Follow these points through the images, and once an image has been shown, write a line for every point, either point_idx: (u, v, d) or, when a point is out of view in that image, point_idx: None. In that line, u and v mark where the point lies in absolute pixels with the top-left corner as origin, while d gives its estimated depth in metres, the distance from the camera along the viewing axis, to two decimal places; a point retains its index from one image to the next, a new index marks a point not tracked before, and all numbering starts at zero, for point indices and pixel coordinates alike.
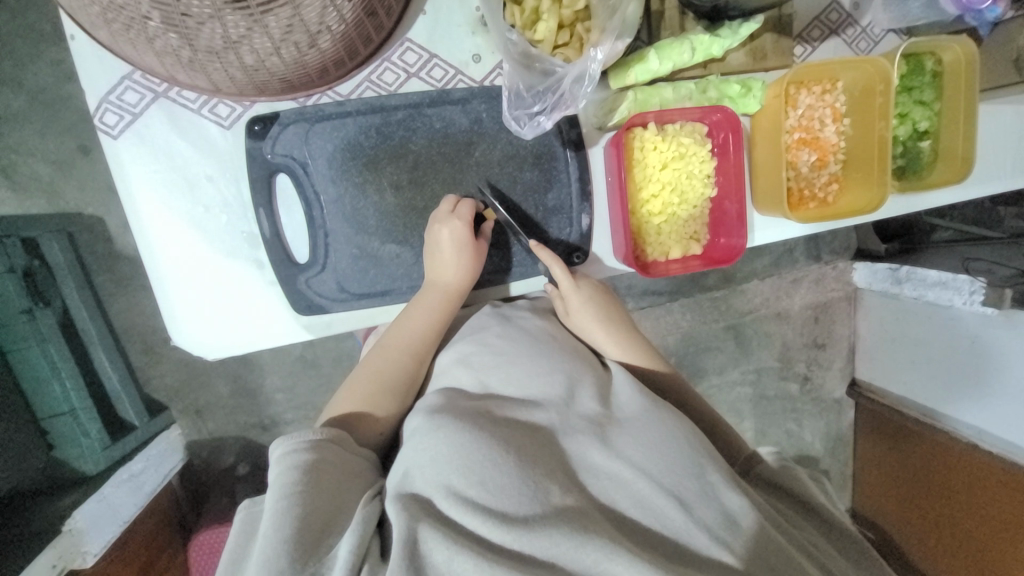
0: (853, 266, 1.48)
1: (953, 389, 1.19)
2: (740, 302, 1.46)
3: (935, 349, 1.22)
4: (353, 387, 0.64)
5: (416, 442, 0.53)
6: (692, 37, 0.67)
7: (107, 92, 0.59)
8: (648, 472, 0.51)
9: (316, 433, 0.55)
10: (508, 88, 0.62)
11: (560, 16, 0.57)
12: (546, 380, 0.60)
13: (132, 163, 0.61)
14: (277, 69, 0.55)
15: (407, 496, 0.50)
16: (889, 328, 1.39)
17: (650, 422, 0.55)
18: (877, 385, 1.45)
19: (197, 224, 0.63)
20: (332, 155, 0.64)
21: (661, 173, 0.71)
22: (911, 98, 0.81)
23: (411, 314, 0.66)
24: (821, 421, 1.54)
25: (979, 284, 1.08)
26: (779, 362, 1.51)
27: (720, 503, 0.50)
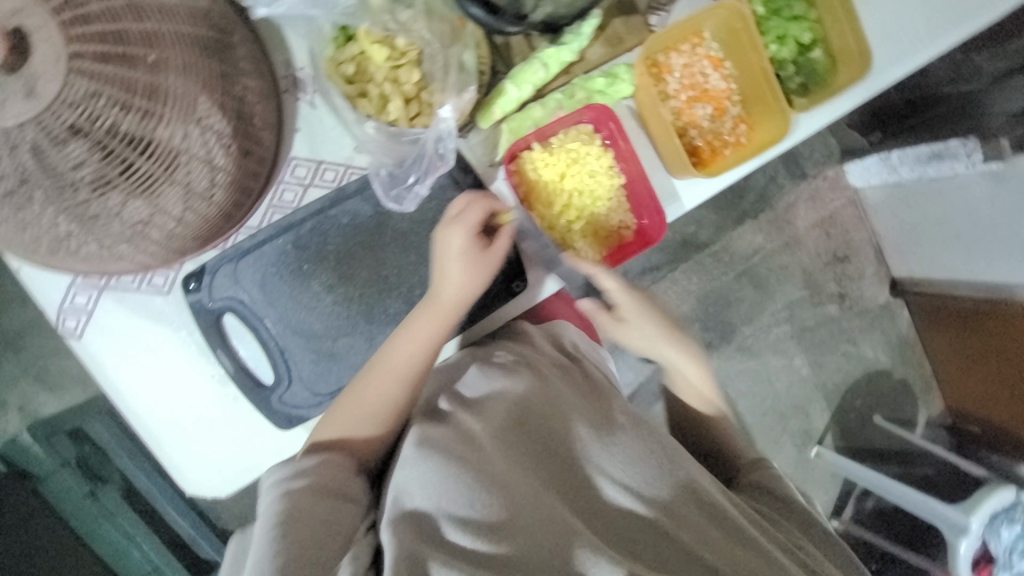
0: (845, 168, 1.43)
1: (992, 255, 1.10)
2: (741, 246, 1.44)
3: (961, 223, 1.13)
4: (343, 407, 0.66)
5: (405, 474, 0.57)
6: (540, 55, 0.70)
7: (61, 302, 0.68)
8: (636, 488, 0.58)
9: (302, 462, 0.60)
10: (376, 170, 0.65)
11: (403, 93, 0.62)
12: (548, 397, 0.63)
13: (102, 352, 0.69)
14: (190, 230, 0.64)
15: (398, 520, 0.54)
16: (905, 217, 1.32)
17: (639, 438, 0.61)
18: (919, 278, 1.40)
19: (172, 381, 0.70)
20: (264, 281, 0.70)
21: (562, 183, 0.74)
22: (784, 17, 0.80)
23: (411, 333, 0.67)
24: (877, 332, 1.52)
25: (971, 143, 1.03)
26: (806, 289, 1.48)
27: (697, 492, 0.58)
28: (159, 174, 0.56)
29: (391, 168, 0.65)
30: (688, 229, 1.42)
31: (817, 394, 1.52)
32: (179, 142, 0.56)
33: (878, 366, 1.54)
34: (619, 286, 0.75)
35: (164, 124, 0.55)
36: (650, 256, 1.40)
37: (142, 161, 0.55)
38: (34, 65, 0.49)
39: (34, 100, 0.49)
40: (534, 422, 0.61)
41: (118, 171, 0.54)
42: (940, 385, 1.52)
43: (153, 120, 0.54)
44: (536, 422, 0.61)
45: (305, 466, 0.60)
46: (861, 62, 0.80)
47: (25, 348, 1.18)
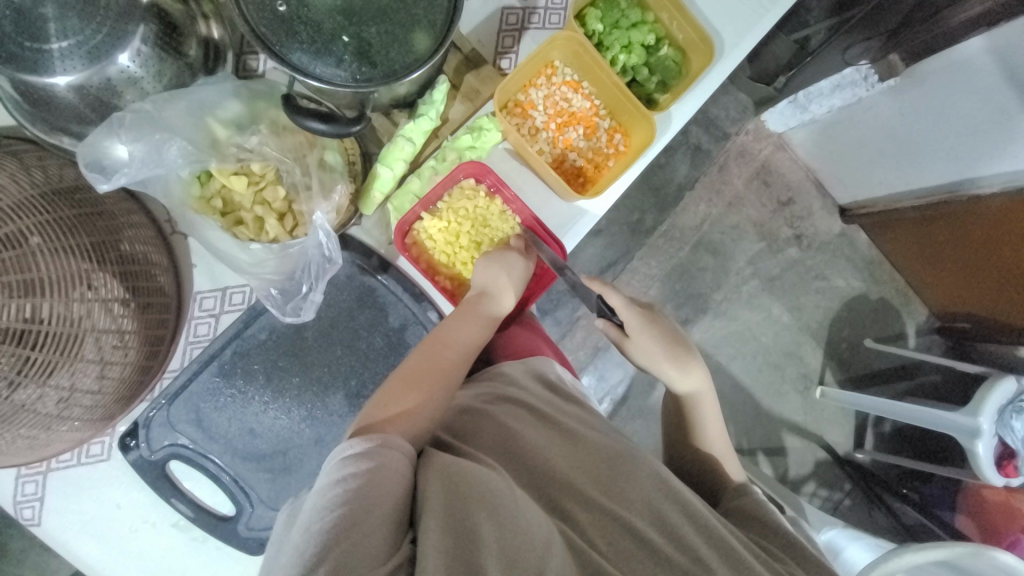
0: (762, 118, 1.45)
1: (920, 159, 1.16)
2: (687, 219, 1.46)
3: (880, 141, 1.21)
4: (394, 387, 0.60)
5: (447, 473, 0.51)
6: (402, 131, 0.72)
7: (11, 497, 0.68)
8: (632, 510, 0.54)
9: (376, 438, 0.52)
10: (266, 293, 0.67)
11: (275, 211, 0.65)
12: (542, 427, 0.63)
13: (62, 532, 0.69)
14: (112, 391, 0.65)
15: (444, 527, 0.45)
16: (829, 148, 1.37)
17: (634, 460, 0.60)
18: (863, 199, 1.43)
19: (139, 540, 0.70)
20: (200, 417, 0.71)
21: (459, 242, 0.77)
22: (623, 28, 0.83)
23: (455, 334, 0.68)
24: (842, 261, 1.53)
25: (865, 66, 1.11)
26: (763, 241, 1.50)
27: (684, 502, 0.56)
28: (63, 358, 0.57)
29: (284, 284, 0.67)
30: (632, 217, 1.44)
31: (803, 335, 1.51)
32: (83, 318, 0.57)
33: (854, 294, 1.53)
34: (625, 304, 0.77)
35: (61, 303, 0.55)
36: (603, 249, 1.41)
37: (40, 352, 0.54)
38: None
39: None
40: (538, 453, 0.59)
41: (17, 370, 0.53)
42: (919, 292, 1.52)
43: (41, 303, 0.54)
44: (537, 450, 0.59)
45: (373, 443, 0.52)
46: (707, 46, 0.84)
47: None
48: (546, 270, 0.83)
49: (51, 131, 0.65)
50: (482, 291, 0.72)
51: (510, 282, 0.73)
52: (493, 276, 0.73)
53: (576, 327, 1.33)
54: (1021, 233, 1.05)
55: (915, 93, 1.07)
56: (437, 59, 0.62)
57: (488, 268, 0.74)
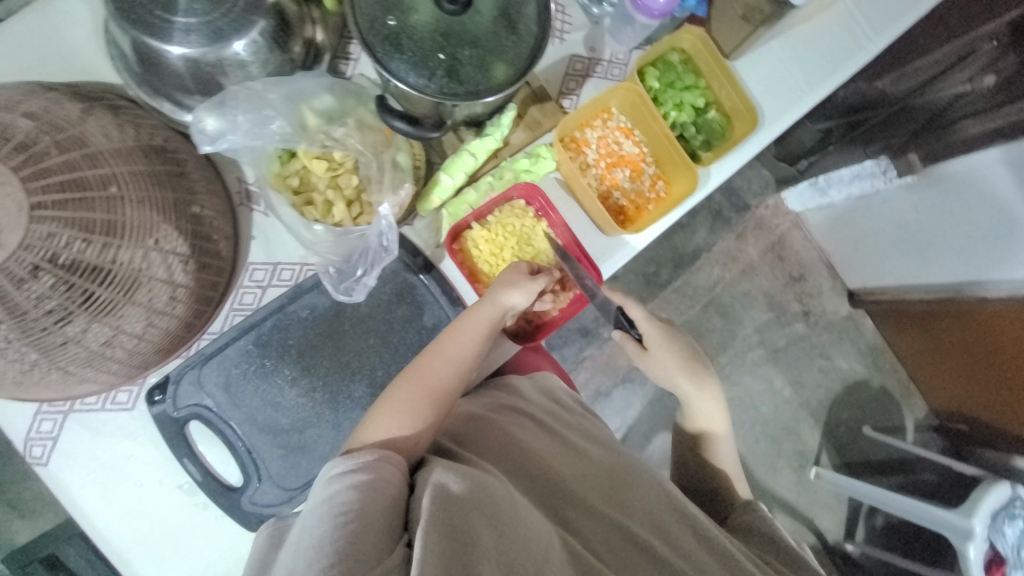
0: (783, 196, 1.51)
1: (925, 257, 1.21)
2: (703, 279, 1.50)
3: (891, 232, 1.27)
4: (394, 398, 0.63)
5: (444, 477, 0.52)
6: (467, 147, 0.78)
7: (27, 432, 0.68)
8: (641, 522, 0.57)
9: (367, 454, 0.54)
10: (326, 271, 0.72)
11: (345, 197, 0.69)
12: (545, 437, 0.65)
13: (66, 477, 0.69)
14: (152, 344, 0.67)
15: (434, 524, 0.44)
16: (843, 234, 1.44)
17: (640, 473, 0.64)
18: (872, 286, 1.47)
19: (141, 497, 0.70)
20: (229, 383, 0.73)
21: (502, 255, 0.81)
22: (677, 88, 0.92)
23: (456, 338, 0.70)
24: (846, 344, 1.56)
25: (884, 161, 1.21)
26: (772, 312, 1.54)
27: (694, 523, 0.59)
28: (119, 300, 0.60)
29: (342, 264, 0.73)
30: (648, 269, 1.49)
31: (803, 412, 1.52)
32: (142, 267, 0.61)
33: (855, 378, 1.56)
34: (645, 318, 0.80)
35: (126, 250, 0.59)
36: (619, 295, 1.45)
37: (99, 289, 0.58)
38: None
39: None
40: (538, 465, 0.60)
41: (77, 302, 0.57)
42: (919, 387, 1.55)
43: (108, 246, 0.58)
44: (538, 463, 0.60)
45: (365, 459, 0.53)
46: (751, 116, 0.92)
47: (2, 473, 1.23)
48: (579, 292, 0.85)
49: (155, 95, 0.71)
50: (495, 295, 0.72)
51: (524, 290, 0.74)
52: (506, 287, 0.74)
53: (581, 367, 1.35)
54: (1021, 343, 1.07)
55: (930, 194, 1.14)
56: (514, 87, 0.69)
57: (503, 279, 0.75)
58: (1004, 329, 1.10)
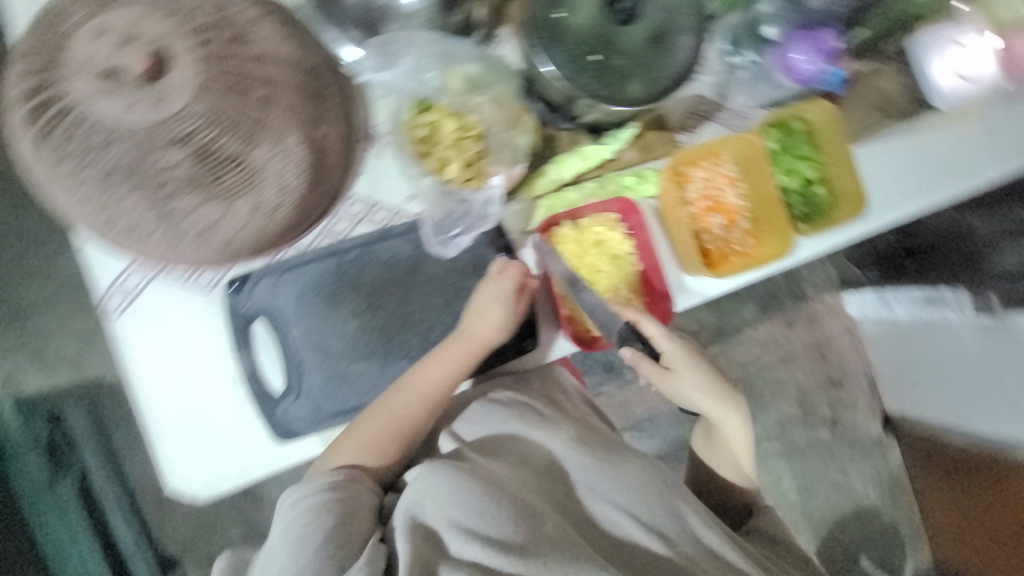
0: (843, 297, 1.53)
1: (982, 403, 1.10)
2: (740, 353, 1.50)
3: (947, 364, 1.18)
4: (349, 432, 0.75)
5: (419, 485, 0.71)
6: (580, 149, 0.81)
7: (109, 283, 0.71)
8: (627, 505, 0.76)
9: (336, 476, 0.71)
10: (429, 219, 0.76)
11: (462, 159, 0.72)
12: (541, 444, 0.81)
13: (130, 333, 0.72)
14: (247, 239, 0.70)
15: (414, 523, 0.68)
16: (897, 355, 1.38)
17: (631, 466, 0.80)
18: (910, 417, 1.40)
19: (189, 375, 0.73)
20: (300, 296, 0.76)
21: (585, 258, 0.84)
22: (793, 155, 0.92)
23: (398, 395, 0.76)
24: (866, 467, 1.49)
25: (965, 293, 1.12)
26: (800, 410, 1.51)
27: (684, 519, 0.77)
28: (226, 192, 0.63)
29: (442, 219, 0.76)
30: (690, 326, 1.48)
31: (803, 522, 1.49)
32: (256, 170, 0.64)
33: (865, 504, 1.50)
34: (660, 333, 0.86)
35: (244, 149, 0.63)
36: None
37: (213, 176, 0.63)
38: (169, 81, 0.60)
39: (158, 109, 0.59)
40: (513, 469, 0.76)
41: (195, 177, 0.62)
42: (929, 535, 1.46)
43: (229, 142, 0.62)
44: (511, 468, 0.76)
45: (335, 482, 0.71)
46: (858, 203, 0.91)
47: (69, 326, 1.39)
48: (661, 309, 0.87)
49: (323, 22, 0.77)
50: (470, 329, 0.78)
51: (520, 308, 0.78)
52: (472, 315, 0.77)
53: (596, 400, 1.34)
54: None
55: (1004, 341, 1.03)
56: (647, 105, 0.70)
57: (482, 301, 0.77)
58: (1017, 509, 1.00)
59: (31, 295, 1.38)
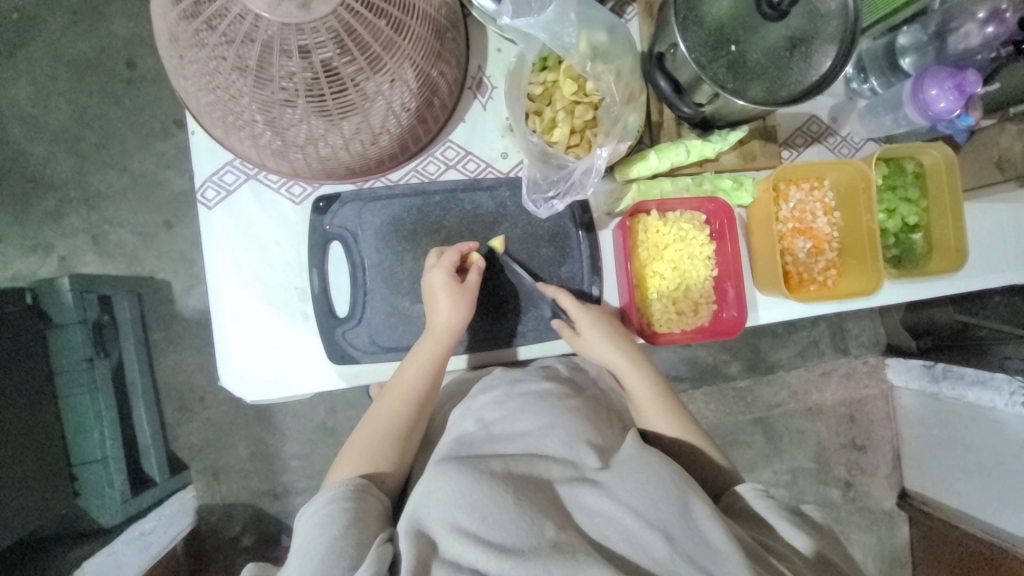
0: (886, 361, 1.45)
1: (1011, 499, 1.11)
2: (767, 395, 1.44)
3: (980, 455, 1.17)
4: (352, 446, 0.67)
5: (423, 483, 0.54)
6: (686, 141, 0.78)
7: (211, 175, 0.76)
8: (635, 509, 0.50)
9: (340, 488, 0.59)
10: (527, 177, 0.74)
11: (572, 124, 0.71)
12: (549, 435, 0.58)
13: (217, 227, 0.76)
14: (344, 159, 0.70)
15: (412, 532, 0.50)
16: (934, 431, 1.33)
17: (635, 462, 0.54)
18: (931, 496, 1.36)
19: (263, 279, 0.76)
20: (379, 227, 0.77)
21: (665, 252, 0.80)
22: (897, 195, 0.88)
23: (388, 397, 0.70)
24: (872, 537, 1.44)
25: (1019, 383, 1.09)
26: (817, 464, 1.45)
27: (697, 530, 0.49)
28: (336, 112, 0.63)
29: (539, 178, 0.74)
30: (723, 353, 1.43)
31: None
32: (370, 95, 0.63)
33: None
34: (580, 307, 0.76)
35: (367, 74, 0.62)
36: (677, 364, 1.40)
37: (330, 93, 0.61)
38: None
39: (305, 13, 0.55)
40: (510, 463, 0.55)
41: (311, 90, 0.60)
42: None
43: (353, 61, 0.60)
44: (506, 460, 0.55)
45: (338, 494, 0.59)
46: (956, 258, 0.86)
47: (101, 211, 1.34)
48: (728, 321, 0.81)
49: None
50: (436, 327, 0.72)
51: (450, 306, 0.71)
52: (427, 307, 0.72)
53: None
54: None
55: None
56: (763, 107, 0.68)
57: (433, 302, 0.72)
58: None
59: (60, 173, 1.34)
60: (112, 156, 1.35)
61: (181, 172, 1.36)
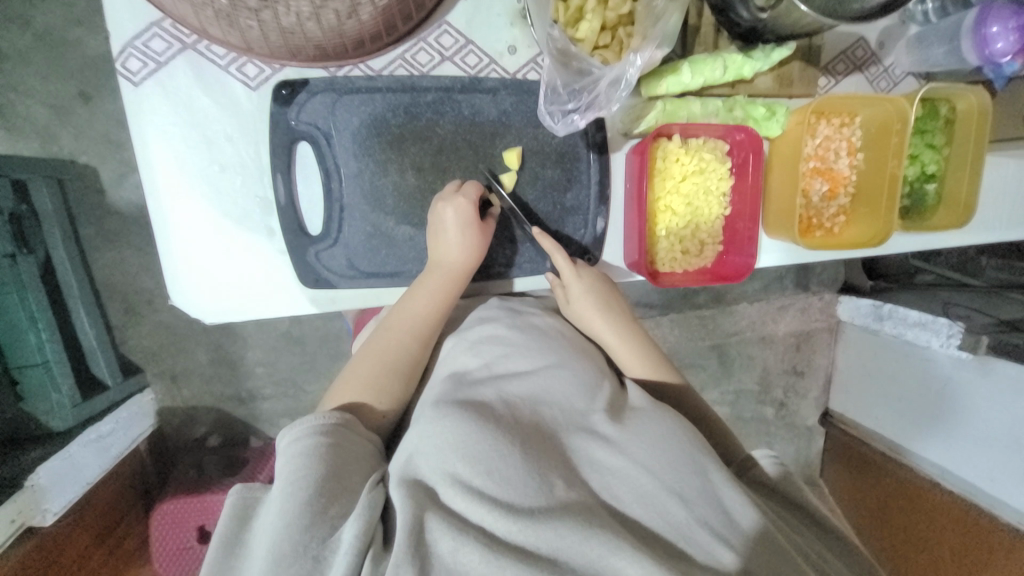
0: (838, 299, 1.50)
1: (926, 432, 1.22)
2: (729, 323, 1.47)
3: (908, 388, 1.26)
4: (347, 379, 0.63)
5: (420, 429, 0.53)
6: (726, 56, 0.67)
7: (133, 37, 0.59)
8: (650, 469, 0.51)
9: (326, 416, 0.56)
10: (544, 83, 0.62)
11: (603, 18, 0.58)
12: (553, 380, 0.58)
13: (152, 108, 0.60)
14: (313, 35, 0.53)
15: (410, 482, 0.50)
16: (866, 363, 1.42)
17: (647, 417, 0.56)
18: (849, 416, 1.48)
19: (217, 184, 0.63)
20: (357, 128, 0.64)
21: (681, 185, 0.72)
22: (923, 141, 0.82)
23: (392, 327, 0.64)
24: (792, 446, 1.56)
25: (957, 328, 1.09)
26: (758, 385, 1.53)
27: (719, 502, 0.50)
28: None
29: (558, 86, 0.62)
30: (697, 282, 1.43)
31: None
32: None
33: None
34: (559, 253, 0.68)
35: None
36: (650, 292, 1.39)
37: None
38: None
39: None
40: (513, 409, 0.55)
41: None
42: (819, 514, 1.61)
43: None
44: (508, 405, 0.55)
45: (326, 424, 0.55)
46: (961, 214, 0.83)
47: None
48: (735, 266, 0.77)
49: None
50: (440, 261, 0.65)
51: (460, 240, 0.65)
52: (431, 239, 0.66)
53: None
54: (954, 541, 1.13)
55: (977, 379, 1.10)
56: (827, 20, 0.57)
57: (437, 231, 0.65)
58: (943, 523, 1.16)
59: None
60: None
61: (97, 31, 1.09)
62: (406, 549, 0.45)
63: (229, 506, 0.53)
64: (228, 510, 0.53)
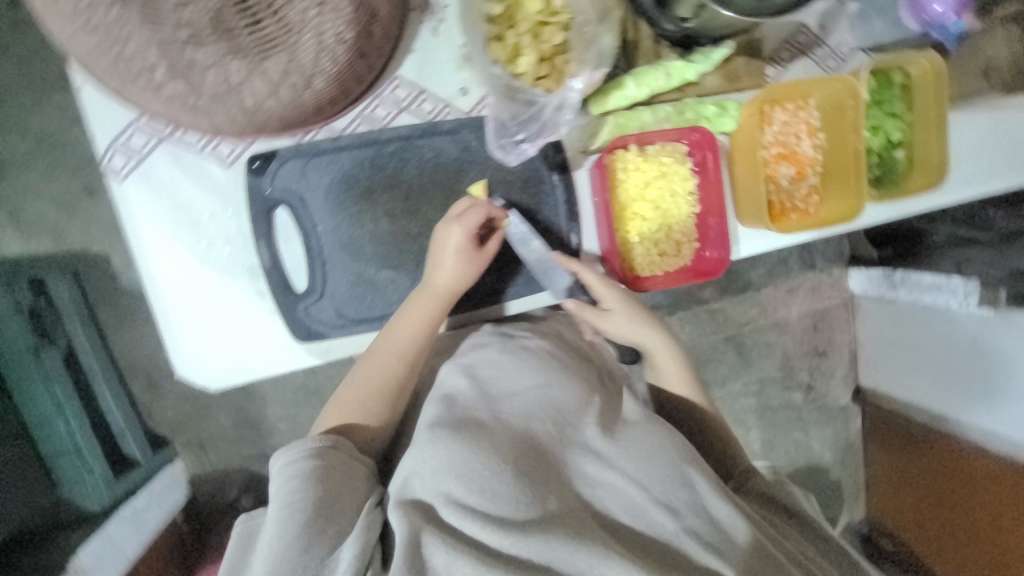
0: (848, 272, 1.48)
1: (961, 393, 1.18)
2: (738, 313, 1.46)
3: (933, 350, 1.23)
4: (341, 399, 0.66)
5: (416, 452, 0.54)
6: (666, 63, 0.71)
7: (114, 138, 0.64)
8: (639, 483, 0.54)
9: (319, 438, 0.58)
10: (493, 117, 0.67)
11: (540, 51, 0.62)
12: (542, 396, 0.59)
13: (140, 197, 0.66)
14: (275, 110, 0.54)
15: (407, 502, 0.51)
16: (886, 334, 1.39)
17: (637, 431, 0.58)
18: (882, 391, 1.43)
19: (205, 256, 0.67)
20: (329, 187, 0.68)
21: (645, 192, 0.75)
22: (882, 111, 0.83)
23: (384, 350, 0.67)
24: (828, 429, 1.52)
25: (972, 284, 1.09)
26: (780, 371, 1.50)
27: (703, 507, 0.53)
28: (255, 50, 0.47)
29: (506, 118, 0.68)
30: None
31: None
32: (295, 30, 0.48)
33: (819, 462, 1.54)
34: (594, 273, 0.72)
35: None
36: (653, 294, 1.40)
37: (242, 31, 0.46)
38: None
39: None
40: (505, 427, 0.56)
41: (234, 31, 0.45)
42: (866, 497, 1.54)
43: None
44: (498, 422, 0.57)
45: (318, 446, 0.57)
46: (937, 174, 0.83)
47: (7, 182, 1.17)
48: (712, 261, 0.78)
49: None
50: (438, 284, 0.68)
51: (457, 263, 0.67)
52: (429, 265, 0.68)
53: None
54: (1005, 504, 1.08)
55: (1004, 333, 1.08)
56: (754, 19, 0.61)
57: (437, 256, 0.67)
58: (989, 487, 1.11)
59: None
60: (8, 116, 1.15)
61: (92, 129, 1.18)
62: (404, 567, 0.46)
63: (235, 536, 0.57)
64: (235, 542, 0.56)
